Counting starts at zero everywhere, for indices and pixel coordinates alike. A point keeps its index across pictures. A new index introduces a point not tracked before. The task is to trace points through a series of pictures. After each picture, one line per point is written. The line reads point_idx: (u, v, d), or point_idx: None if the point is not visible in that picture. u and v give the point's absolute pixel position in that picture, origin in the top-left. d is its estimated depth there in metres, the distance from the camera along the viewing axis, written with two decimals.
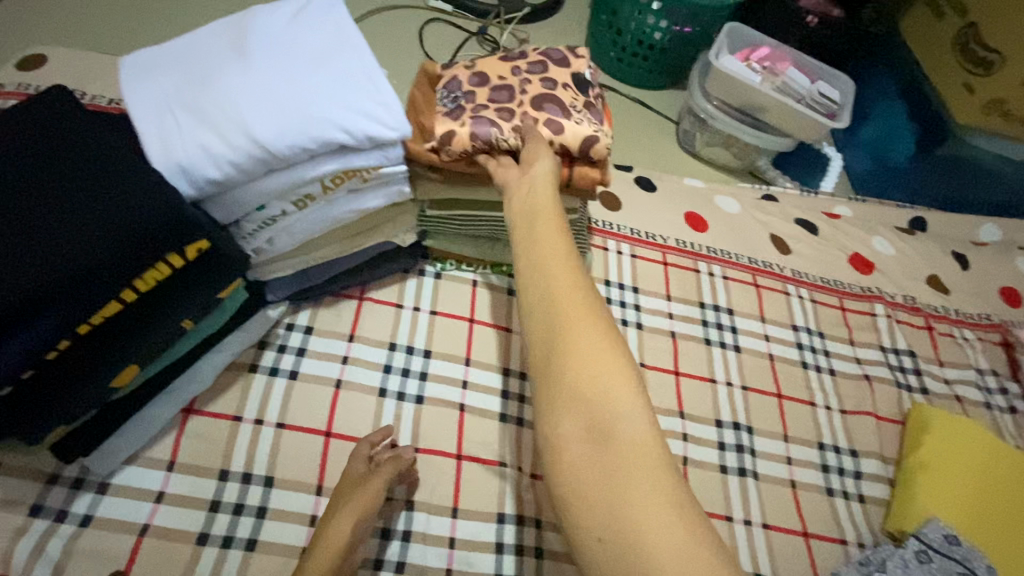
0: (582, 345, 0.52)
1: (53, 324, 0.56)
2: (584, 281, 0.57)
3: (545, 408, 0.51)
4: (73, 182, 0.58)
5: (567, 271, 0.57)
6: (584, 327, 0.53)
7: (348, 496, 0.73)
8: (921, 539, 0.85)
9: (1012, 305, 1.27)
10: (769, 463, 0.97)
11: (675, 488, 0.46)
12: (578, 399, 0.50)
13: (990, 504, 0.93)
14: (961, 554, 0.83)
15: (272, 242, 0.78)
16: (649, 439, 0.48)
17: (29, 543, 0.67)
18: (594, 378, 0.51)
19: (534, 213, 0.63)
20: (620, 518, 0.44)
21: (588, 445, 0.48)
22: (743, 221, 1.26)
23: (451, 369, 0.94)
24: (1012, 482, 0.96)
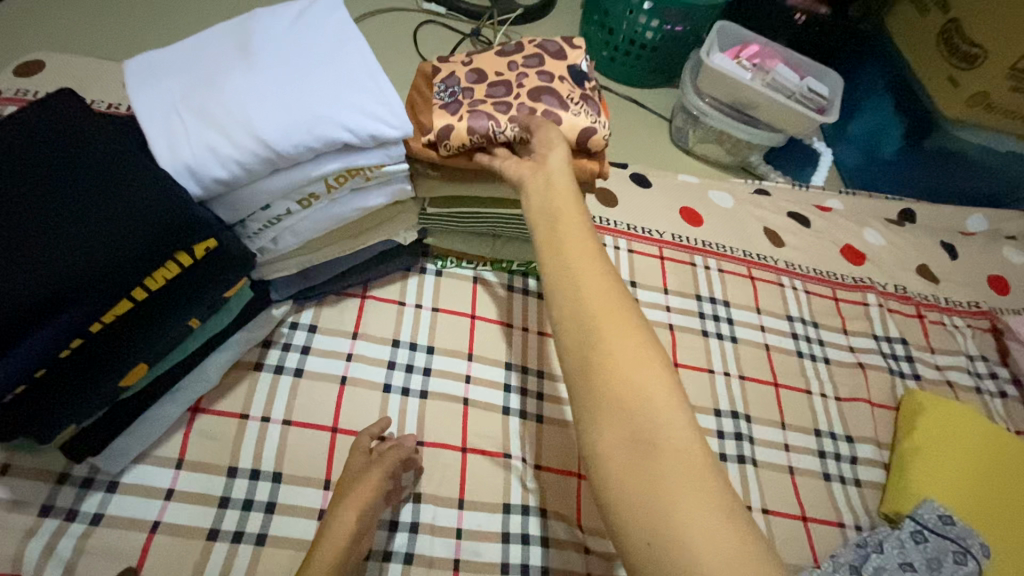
0: (617, 353, 0.54)
1: (67, 323, 0.57)
2: (615, 289, 0.58)
3: (585, 413, 0.53)
4: (82, 181, 0.59)
5: (598, 280, 0.58)
6: (619, 336, 0.54)
7: (355, 484, 0.75)
8: (916, 519, 0.88)
9: (1000, 292, 1.30)
10: (767, 450, 0.99)
11: (716, 490, 0.48)
12: (619, 408, 0.51)
13: (988, 489, 0.94)
14: (956, 533, 0.85)
15: (276, 242, 0.79)
16: (688, 442, 0.50)
17: (40, 542, 0.68)
18: (633, 386, 0.52)
19: (558, 220, 0.65)
20: (668, 523, 0.46)
21: (631, 451, 0.49)
22: (737, 215, 1.28)
23: (454, 364, 0.95)
24: (1013, 464, 0.98)
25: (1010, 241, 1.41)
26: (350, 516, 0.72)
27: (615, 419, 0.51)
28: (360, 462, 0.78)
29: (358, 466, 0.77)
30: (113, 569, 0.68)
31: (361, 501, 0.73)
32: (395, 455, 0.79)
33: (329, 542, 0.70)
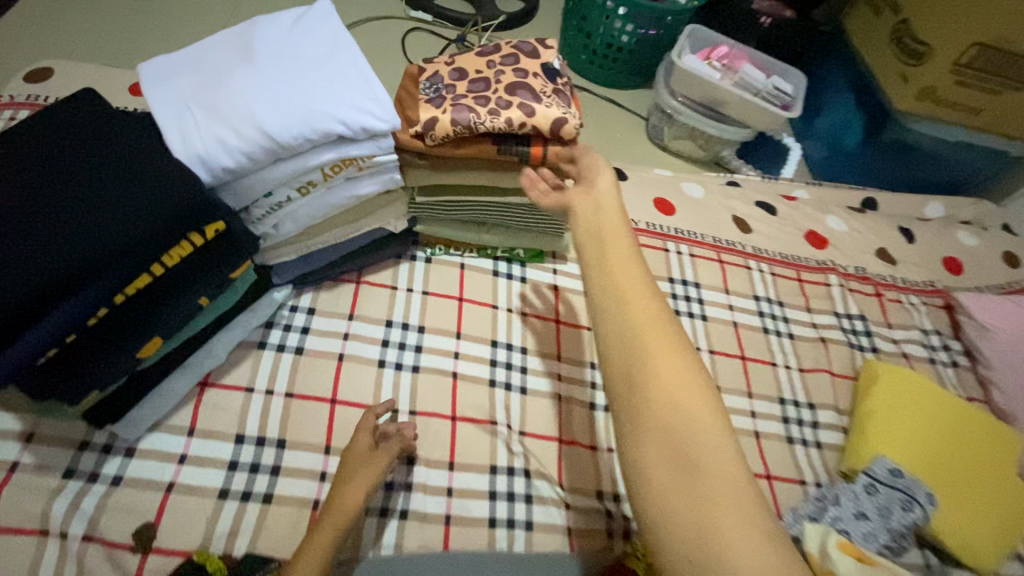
0: (666, 382, 0.58)
1: (95, 292, 0.64)
2: (661, 316, 0.62)
3: (633, 435, 0.57)
4: (107, 169, 0.66)
5: (644, 306, 0.62)
6: (665, 363, 0.59)
7: (359, 464, 0.81)
8: (869, 474, 0.96)
9: (955, 272, 1.39)
10: (734, 416, 1.07)
11: (752, 509, 0.52)
12: (664, 430, 0.56)
13: (941, 453, 1.02)
14: (904, 484, 0.94)
15: (277, 228, 0.86)
16: (732, 467, 0.54)
17: (65, 501, 0.74)
18: (677, 410, 0.56)
19: (605, 244, 0.69)
20: (707, 539, 0.50)
21: (676, 470, 0.54)
22: (708, 204, 1.36)
23: (443, 342, 1.03)
24: (985, 449, 1.04)
25: (967, 226, 1.49)
26: (353, 489, 0.79)
27: (666, 443, 0.55)
28: (364, 449, 0.83)
29: (362, 449, 0.83)
30: (132, 524, 0.75)
31: (364, 479, 0.80)
32: (395, 443, 0.84)
33: (332, 512, 0.76)
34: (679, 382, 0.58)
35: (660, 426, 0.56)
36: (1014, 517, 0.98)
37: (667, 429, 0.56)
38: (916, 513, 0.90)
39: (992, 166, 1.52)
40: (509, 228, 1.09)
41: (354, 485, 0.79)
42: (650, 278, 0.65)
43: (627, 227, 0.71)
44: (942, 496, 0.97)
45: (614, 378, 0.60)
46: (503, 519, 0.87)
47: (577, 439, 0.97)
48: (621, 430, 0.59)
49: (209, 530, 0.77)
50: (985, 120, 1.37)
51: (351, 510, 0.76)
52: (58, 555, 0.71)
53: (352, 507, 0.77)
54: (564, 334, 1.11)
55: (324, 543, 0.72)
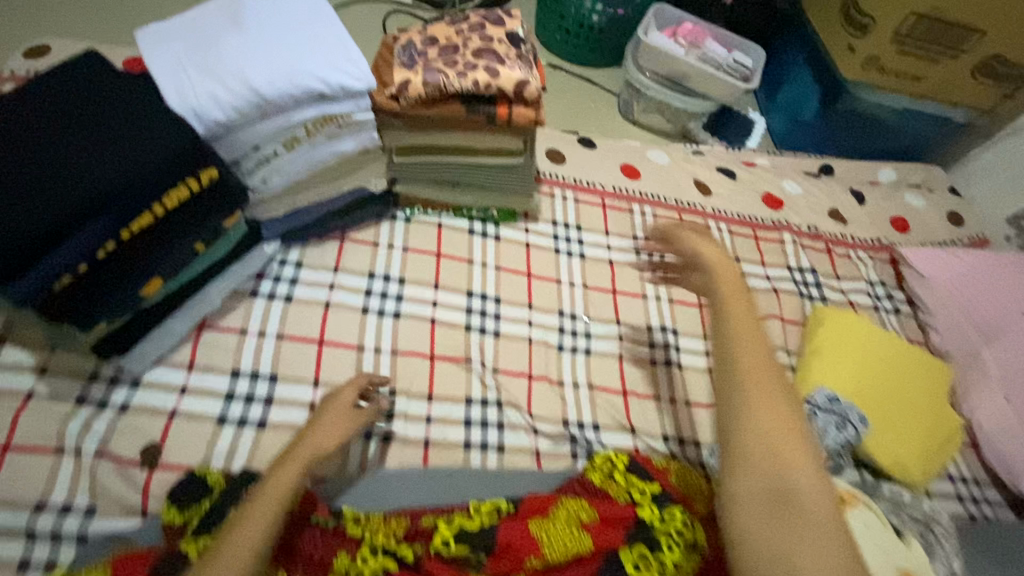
0: (780, 443, 0.63)
1: (103, 226, 0.72)
2: (770, 367, 0.69)
3: (729, 464, 0.63)
4: (112, 119, 0.74)
5: (755, 355, 0.70)
6: (768, 407, 0.65)
7: (336, 418, 0.83)
8: (810, 402, 1.05)
9: (901, 230, 1.49)
10: (691, 356, 1.17)
11: (841, 554, 0.55)
12: (760, 462, 0.62)
13: (880, 390, 1.11)
14: (841, 408, 1.04)
15: (266, 182, 0.94)
16: (825, 510, 0.59)
17: (78, 423, 0.82)
18: (774, 446, 0.62)
19: (721, 302, 0.77)
20: (786, 562, 0.55)
21: (787, 523, 0.58)
22: (671, 170, 1.46)
23: (422, 292, 1.11)
24: (926, 422, 1.10)
25: (914, 189, 1.60)
26: (325, 432, 0.81)
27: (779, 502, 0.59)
28: (342, 412, 0.85)
29: (341, 404, 0.85)
30: (139, 443, 0.83)
31: (338, 428, 0.82)
32: (370, 410, 0.88)
33: (299, 448, 0.77)
34: (789, 445, 0.63)
35: (774, 479, 0.60)
36: (939, 439, 1.10)
37: (778, 485, 0.60)
38: (849, 431, 1.02)
39: (939, 133, 1.62)
40: (482, 186, 1.17)
41: (328, 430, 0.81)
42: (763, 336, 0.72)
43: (743, 286, 0.80)
44: (876, 424, 1.07)
45: (726, 434, 0.65)
46: (477, 442, 0.97)
47: (546, 376, 1.08)
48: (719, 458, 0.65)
49: (209, 450, 0.86)
50: (926, 88, 1.48)
51: (321, 450, 0.78)
52: (73, 468, 0.79)
53: (321, 448, 0.78)
54: (535, 286, 1.20)
55: (293, 473, 0.72)
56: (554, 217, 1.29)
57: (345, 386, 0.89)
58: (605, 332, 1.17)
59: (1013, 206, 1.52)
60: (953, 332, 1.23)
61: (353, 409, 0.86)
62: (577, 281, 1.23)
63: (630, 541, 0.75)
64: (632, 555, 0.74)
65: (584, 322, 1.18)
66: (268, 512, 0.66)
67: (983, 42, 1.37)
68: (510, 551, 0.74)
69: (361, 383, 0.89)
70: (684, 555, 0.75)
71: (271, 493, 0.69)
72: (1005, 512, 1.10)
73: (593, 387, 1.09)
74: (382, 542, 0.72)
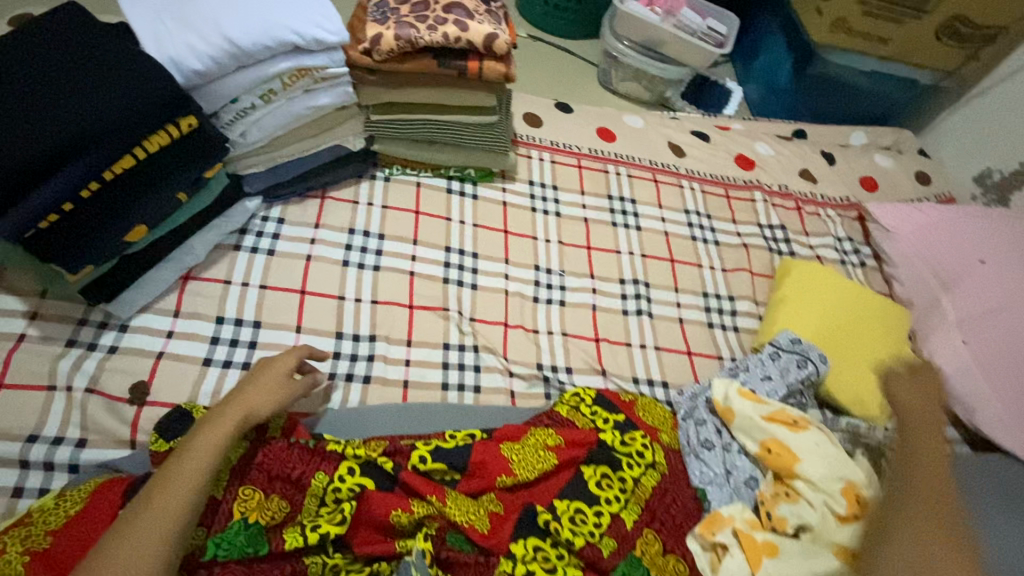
0: (951, 528, 0.67)
1: (85, 167, 0.76)
2: (942, 489, 0.73)
3: (883, 551, 0.66)
4: (93, 64, 0.77)
5: (926, 475, 0.74)
6: (938, 518, 0.68)
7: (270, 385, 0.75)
8: (774, 344, 1.10)
9: (869, 189, 1.54)
10: (662, 306, 1.21)
11: None
12: (913, 557, 0.64)
13: (841, 336, 1.16)
14: (801, 348, 1.09)
15: (245, 135, 0.98)
16: None
17: (68, 363, 0.87)
18: (929, 551, 0.65)
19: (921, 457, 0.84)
20: None
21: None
22: (647, 132, 1.49)
23: (401, 247, 1.14)
24: (879, 381, 1.12)
25: (884, 150, 1.63)
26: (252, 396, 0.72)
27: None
28: (277, 376, 0.77)
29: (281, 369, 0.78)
30: (128, 382, 0.88)
31: (271, 393, 0.74)
32: (306, 380, 0.81)
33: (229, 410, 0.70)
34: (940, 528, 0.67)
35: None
36: None
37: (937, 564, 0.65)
38: (809, 368, 1.06)
39: (910, 96, 1.66)
40: (460, 146, 1.20)
41: (262, 392, 0.73)
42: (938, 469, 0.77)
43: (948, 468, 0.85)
44: (836, 363, 1.13)
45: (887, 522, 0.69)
46: (454, 384, 1.02)
47: (522, 325, 1.12)
48: (867, 545, 0.69)
49: (196, 388, 0.90)
50: (894, 50, 1.52)
51: (254, 414, 0.71)
52: (65, 404, 0.84)
53: (255, 412, 0.71)
54: (511, 242, 1.22)
55: (223, 437, 0.67)
56: (530, 176, 1.32)
57: (284, 352, 0.82)
58: (580, 285, 1.20)
59: (979, 165, 1.56)
60: (914, 281, 1.28)
61: (292, 376, 0.79)
62: (553, 237, 1.25)
63: (592, 461, 0.79)
64: (595, 473, 0.78)
65: (559, 275, 1.21)
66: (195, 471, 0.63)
67: (944, 3, 1.41)
68: (482, 470, 0.77)
69: (300, 351, 0.82)
70: (644, 472, 0.79)
71: (201, 452, 0.65)
72: (961, 447, 1.16)
73: (566, 335, 1.13)
74: (363, 457, 0.75)
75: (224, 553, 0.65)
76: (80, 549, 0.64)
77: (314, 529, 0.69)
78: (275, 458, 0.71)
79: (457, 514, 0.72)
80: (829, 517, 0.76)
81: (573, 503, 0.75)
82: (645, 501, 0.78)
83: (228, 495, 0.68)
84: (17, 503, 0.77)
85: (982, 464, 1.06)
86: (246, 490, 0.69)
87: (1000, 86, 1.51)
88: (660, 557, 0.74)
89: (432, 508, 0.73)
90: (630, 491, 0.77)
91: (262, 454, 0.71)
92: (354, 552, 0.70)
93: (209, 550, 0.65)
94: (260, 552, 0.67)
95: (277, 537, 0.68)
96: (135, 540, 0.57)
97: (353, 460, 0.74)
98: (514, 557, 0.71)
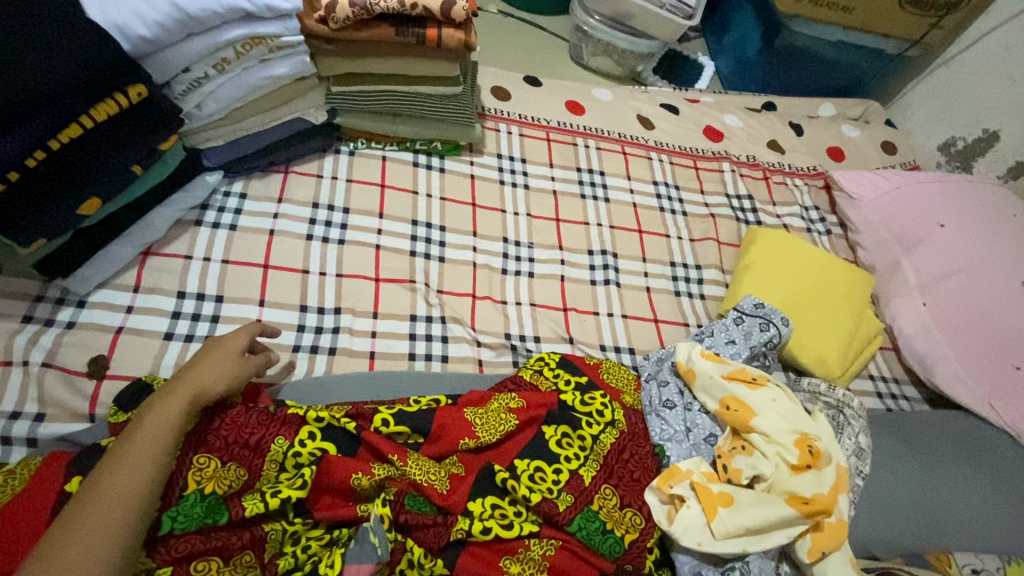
0: None
1: (26, 135, 0.74)
2: None
3: None
4: (28, 24, 0.74)
5: None
6: None
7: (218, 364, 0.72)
8: (737, 309, 1.11)
9: (836, 159, 1.55)
10: (630, 276, 1.22)
11: None
12: None
13: (804, 301, 1.17)
14: (765, 311, 1.10)
15: (201, 107, 0.97)
16: None
17: (25, 337, 0.86)
18: None
19: None
20: None
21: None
22: (615, 105, 1.48)
23: (367, 221, 1.13)
24: (841, 341, 1.14)
25: (851, 121, 1.63)
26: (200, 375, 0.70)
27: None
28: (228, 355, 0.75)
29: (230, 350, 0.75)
30: (87, 356, 0.87)
31: (221, 371, 0.72)
32: (259, 358, 0.79)
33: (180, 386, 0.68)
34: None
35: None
36: (860, 343, 1.17)
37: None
38: (772, 331, 1.07)
39: (877, 66, 1.67)
40: (425, 118, 1.19)
41: (212, 370, 0.71)
42: None
43: None
44: (798, 325, 1.15)
45: None
46: (421, 354, 1.02)
47: (489, 296, 1.12)
48: None
49: (157, 361, 0.89)
50: (859, 19, 1.51)
51: (205, 392, 0.69)
52: (22, 378, 0.83)
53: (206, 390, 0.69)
54: (480, 215, 1.22)
55: (174, 415, 0.65)
56: (498, 149, 1.31)
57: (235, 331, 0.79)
58: (548, 256, 1.20)
59: (944, 133, 1.58)
60: (877, 246, 1.30)
61: (244, 355, 0.76)
62: (521, 210, 1.25)
63: (552, 421, 0.79)
64: (555, 432, 0.78)
65: (527, 247, 1.21)
66: (146, 450, 0.61)
67: None
68: (443, 434, 0.76)
69: (252, 329, 0.80)
70: (603, 429, 0.80)
71: (152, 429, 0.63)
72: (920, 405, 1.20)
73: (535, 305, 1.14)
74: (326, 420, 0.73)
75: (181, 524, 0.62)
76: (25, 526, 0.61)
77: (275, 494, 0.66)
78: (233, 425, 0.69)
79: (416, 472, 0.71)
80: (782, 466, 0.78)
81: (533, 462, 0.75)
82: (603, 458, 0.78)
83: (183, 463, 0.65)
84: None
85: (939, 419, 1.09)
86: (202, 458, 0.66)
87: (964, 55, 1.53)
88: (616, 511, 0.75)
89: (394, 470, 0.72)
90: (588, 449, 0.78)
91: (219, 420, 0.70)
92: (314, 517, 0.69)
93: (165, 523, 0.62)
94: (219, 521, 0.64)
95: (235, 504, 0.66)
96: (87, 523, 0.55)
97: (315, 424, 0.73)
98: (471, 516, 0.70)
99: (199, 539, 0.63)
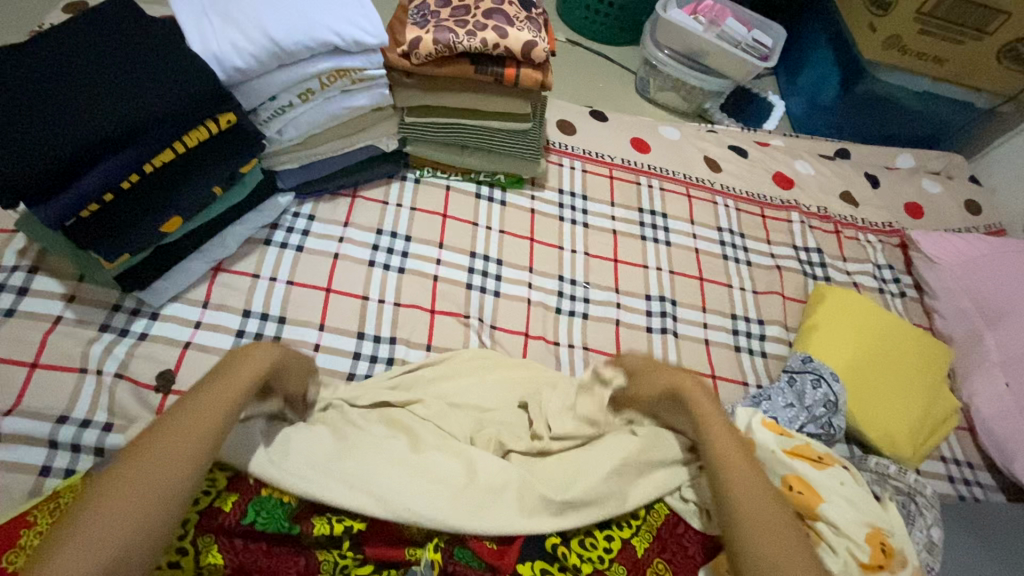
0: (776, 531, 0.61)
1: (123, 159, 0.78)
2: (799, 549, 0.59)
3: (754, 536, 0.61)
4: (139, 64, 0.79)
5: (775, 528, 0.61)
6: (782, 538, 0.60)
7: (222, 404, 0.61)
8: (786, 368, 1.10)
9: (914, 216, 1.44)
10: (686, 326, 1.16)
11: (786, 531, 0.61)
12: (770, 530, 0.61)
13: (876, 368, 1.10)
14: (813, 366, 1.08)
15: (281, 133, 1.00)
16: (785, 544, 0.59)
17: (100, 346, 0.90)
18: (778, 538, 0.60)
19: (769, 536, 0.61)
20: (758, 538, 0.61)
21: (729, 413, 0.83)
22: (682, 145, 1.40)
23: (305, 333, 0.98)
24: (886, 378, 1.10)
25: (931, 175, 1.52)
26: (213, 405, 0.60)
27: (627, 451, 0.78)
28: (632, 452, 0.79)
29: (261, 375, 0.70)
30: (156, 369, 0.90)
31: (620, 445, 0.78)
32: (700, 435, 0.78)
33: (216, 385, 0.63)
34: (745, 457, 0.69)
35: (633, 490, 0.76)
36: (932, 423, 1.09)
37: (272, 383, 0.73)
38: (824, 389, 1.04)
39: (965, 120, 1.56)
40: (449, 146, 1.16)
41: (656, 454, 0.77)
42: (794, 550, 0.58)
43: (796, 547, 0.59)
44: (848, 388, 1.07)
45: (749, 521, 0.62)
46: None
47: None
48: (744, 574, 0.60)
49: None
50: (951, 70, 1.41)
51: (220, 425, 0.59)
52: (95, 386, 0.87)
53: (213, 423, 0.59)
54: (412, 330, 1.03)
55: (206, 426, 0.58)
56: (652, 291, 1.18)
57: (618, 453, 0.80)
58: (604, 300, 1.15)
59: None
60: (957, 316, 1.23)
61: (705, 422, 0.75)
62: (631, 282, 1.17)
63: None
64: None
65: (582, 287, 1.16)
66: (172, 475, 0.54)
67: (1010, 22, 1.29)
68: None
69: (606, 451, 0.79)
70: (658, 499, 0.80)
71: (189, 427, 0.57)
72: (995, 494, 1.11)
73: (587, 348, 1.09)
74: None
75: (262, 522, 0.69)
76: None
77: (341, 521, 0.71)
78: None
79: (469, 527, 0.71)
80: (852, 564, 0.74)
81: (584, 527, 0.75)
82: (656, 530, 0.77)
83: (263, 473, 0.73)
84: (45, 480, 0.80)
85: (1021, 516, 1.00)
86: None
87: None
88: None
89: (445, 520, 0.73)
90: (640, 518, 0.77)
91: None
92: (365, 553, 0.71)
93: (249, 515, 0.69)
94: (291, 533, 0.69)
95: (305, 521, 0.71)
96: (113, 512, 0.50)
97: None
98: None
99: (264, 554, 0.68)
